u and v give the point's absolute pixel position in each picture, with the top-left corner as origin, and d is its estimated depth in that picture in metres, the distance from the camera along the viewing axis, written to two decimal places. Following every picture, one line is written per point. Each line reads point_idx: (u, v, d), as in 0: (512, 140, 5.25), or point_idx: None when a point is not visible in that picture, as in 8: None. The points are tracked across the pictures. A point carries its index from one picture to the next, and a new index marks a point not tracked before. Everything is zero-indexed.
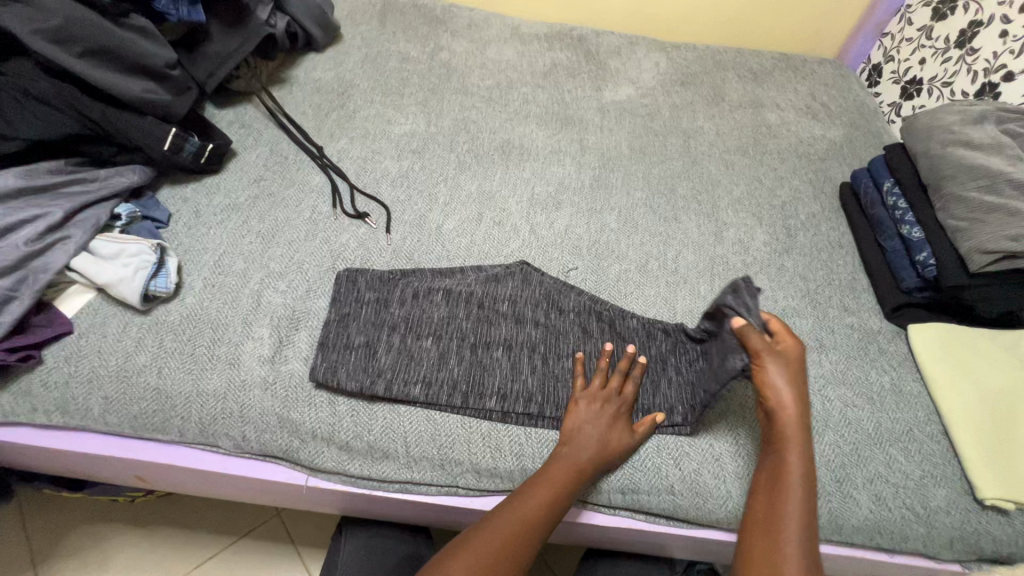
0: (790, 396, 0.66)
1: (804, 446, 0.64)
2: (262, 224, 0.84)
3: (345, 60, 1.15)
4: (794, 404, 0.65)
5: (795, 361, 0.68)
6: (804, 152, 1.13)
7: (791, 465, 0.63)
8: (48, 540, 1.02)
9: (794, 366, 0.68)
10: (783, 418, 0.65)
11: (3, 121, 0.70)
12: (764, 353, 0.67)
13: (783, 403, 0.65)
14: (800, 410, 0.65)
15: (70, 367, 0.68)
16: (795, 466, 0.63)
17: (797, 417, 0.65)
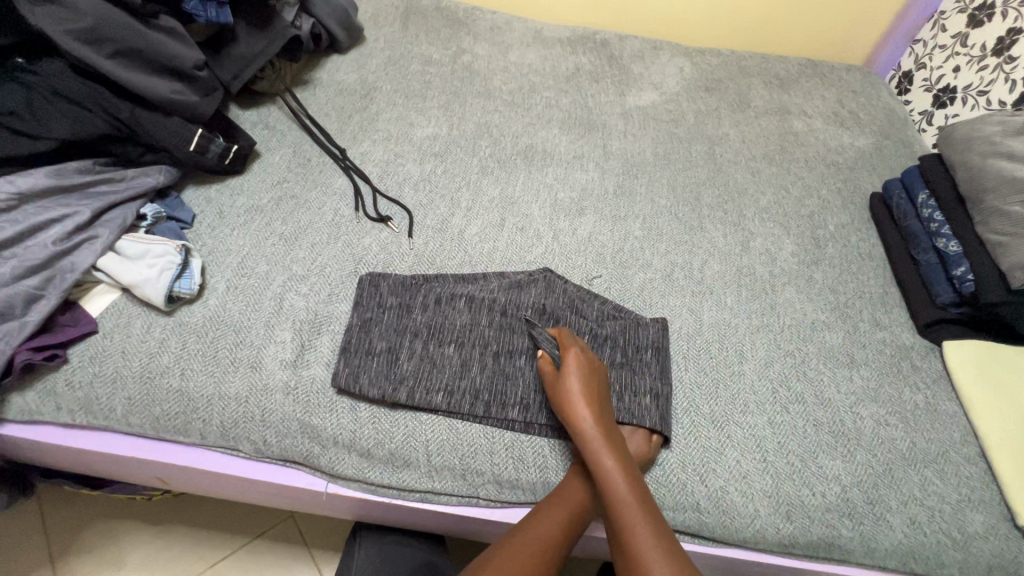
0: (586, 414, 0.64)
1: (626, 468, 0.62)
2: (285, 227, 0.84)
3: (369, 62, 1.15)
4: (594, 426, 0.64)
5: (590, 374, 0.68)
6: (833, 161, 1.11)
7: (613, 480, 0.61)
8: (65, 536, 1.03)
9: (587, 379, 0.67)
10: (583, 435, 0.64)
11: (35, 121, 0.70)
12: (558, 376, 0.67)
13: (580, 420, 0.64)
14: (596, 426, 0.64)
15: (95, 367, 0.68)
16: (614, 481, 0.61)
17: (597, 428, 0.64)
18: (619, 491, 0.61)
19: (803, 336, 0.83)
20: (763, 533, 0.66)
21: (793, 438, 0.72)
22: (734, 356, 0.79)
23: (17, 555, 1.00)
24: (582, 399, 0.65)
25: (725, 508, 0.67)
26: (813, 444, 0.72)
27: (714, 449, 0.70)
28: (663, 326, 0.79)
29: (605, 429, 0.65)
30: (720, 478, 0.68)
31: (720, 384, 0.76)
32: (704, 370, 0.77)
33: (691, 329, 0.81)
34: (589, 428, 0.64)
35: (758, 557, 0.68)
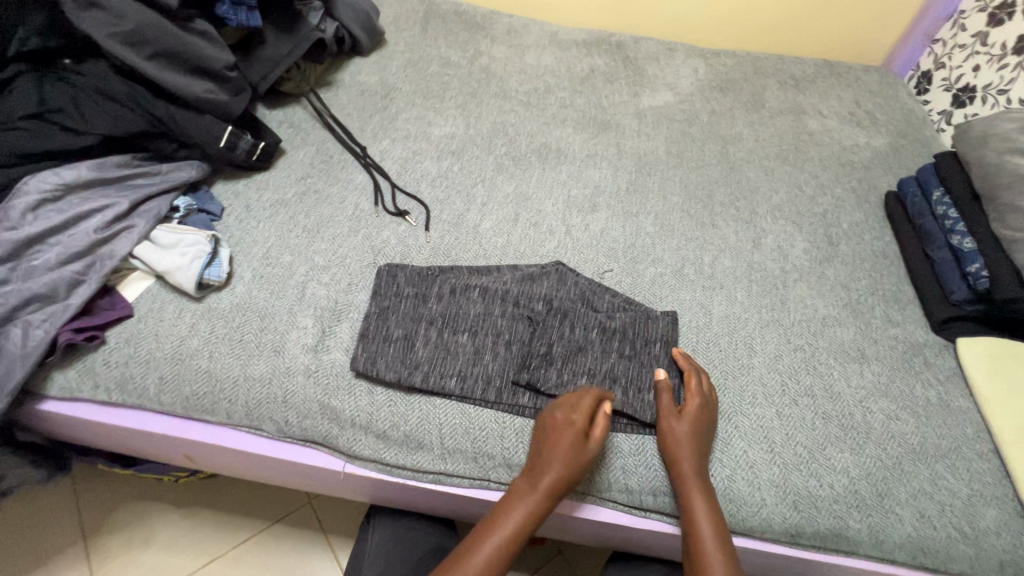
0: (687, 455, 0.66)
1: (710, 503, 0.64)
2: (308, 220, 0.88)
3: (389, 65, 1.19)
4: (694, 464, 0.66)
5: (704, 423, 0.69)
6: (848, 160, 1.11)
7: (700, 520, 0.63)
8: (96, 515, 1.08)
9: (700, 425, 0.68)
10: (681, 473, 0.66)
11: (80, 117, 0.75)
12: (666, 414, 0.70)
13: (680, 460, 0.66)
14: (695, 463, 0.66)
15: (130, 349, 0.72)
16: (700, 521, 0.63)
17: (696, 470, 0.66)
18: (702, 530, 0.62)
19: (813, 331, 0.83)
20: (768, 522, 0.67)
21: (801, 430, 0.72)
22: (744, 349, 0.80)
23: (51, 532, 1.05)
24: (689, 444, 0.67)
25: (732, 496, 0.68)
26: (821, 436, 0.72)
27: (722, 438, 0.71)
28: (674, 319, 0.81)
29: (705, 471, 0.67)
30: (726, 468, 0.69)
31: (729, 376, 0.77)
32: (712, 362, 0.78)
33: (701, 323, 0.83)
34: (687, 466, 0.66)
35: (764, 546, 0.69)
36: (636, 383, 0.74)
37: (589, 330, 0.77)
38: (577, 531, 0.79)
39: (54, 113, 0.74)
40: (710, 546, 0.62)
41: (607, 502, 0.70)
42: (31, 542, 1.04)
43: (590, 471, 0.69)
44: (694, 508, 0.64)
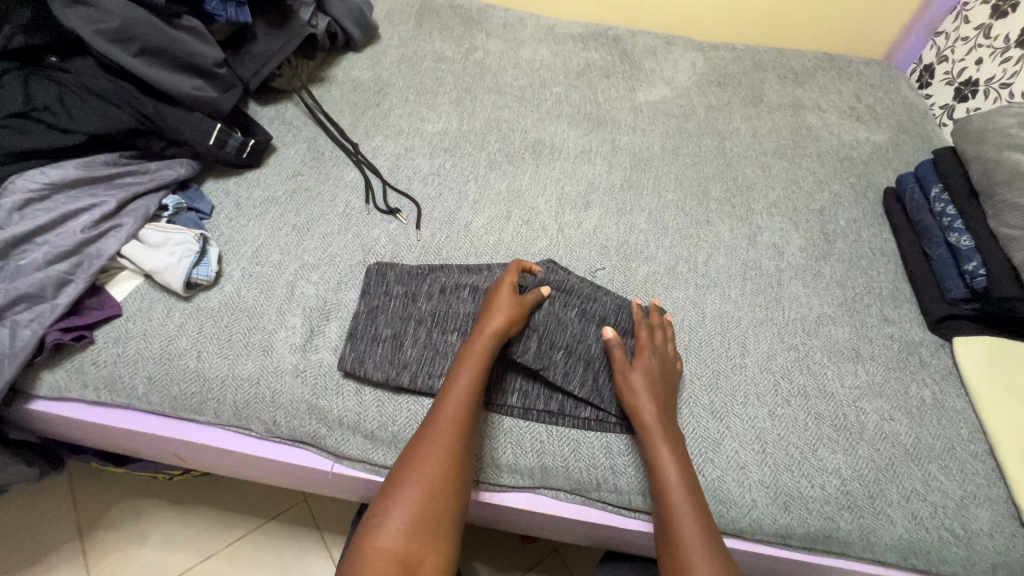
0: (648, 399, 0.68)
1: (673, 445, 0.65)
2: (298, 218, 0.87)
3: (383, 60, 1.18)
4: (653, 410, 0.67)
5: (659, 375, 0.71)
6: (846, 156, 1.09)
7: (664, 461, 0.64)
8: (92, 512, 1.09)
9: (652, 375, 0.71)
10: (642, 420, 0.67)
11: (66, 116, 0.75)
12: (623, 368, 0.72)
13: (638, 403, 0.68)
14: (656, 410, 0.67)
15: (118, 348, 0.72)
16: (663, 460, 0.64)
17: (656, 412, 0.67)
18: (667, 468, 0.63)
19: (807, 329, 0.82)
20: (758, 523, 0.67)
21: (792, 430, 0.72)
22: (737, 348, 0.79)
23: (48, 529, 1.06)
24: (644, 392, 0.69)
25: (722, 497, 0.67)
26: (813, 436, 0.71)
27: (714, 439, 0.71)
28: (665, 320, 0.80)
29: (666, 420, 0.68)
30: (718, 468, 0.69)
31: (721, 376, 0.76)
32: (705, 362, 0.78)
33: (693, 322, 0.82)
34: (648, 410, 0.67)
35: (755, 546, 0.69)
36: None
37: (578, 329, 0.77)
38: (569, 533, 0.78)
39: (40, 111, 0.74)
40: (675, 477, 0.63)
41: (598, 502, 0.70)
42: (29, 539, 1.05)
43: (579, 471, 0.69)
44: (657, 449, 0.65)
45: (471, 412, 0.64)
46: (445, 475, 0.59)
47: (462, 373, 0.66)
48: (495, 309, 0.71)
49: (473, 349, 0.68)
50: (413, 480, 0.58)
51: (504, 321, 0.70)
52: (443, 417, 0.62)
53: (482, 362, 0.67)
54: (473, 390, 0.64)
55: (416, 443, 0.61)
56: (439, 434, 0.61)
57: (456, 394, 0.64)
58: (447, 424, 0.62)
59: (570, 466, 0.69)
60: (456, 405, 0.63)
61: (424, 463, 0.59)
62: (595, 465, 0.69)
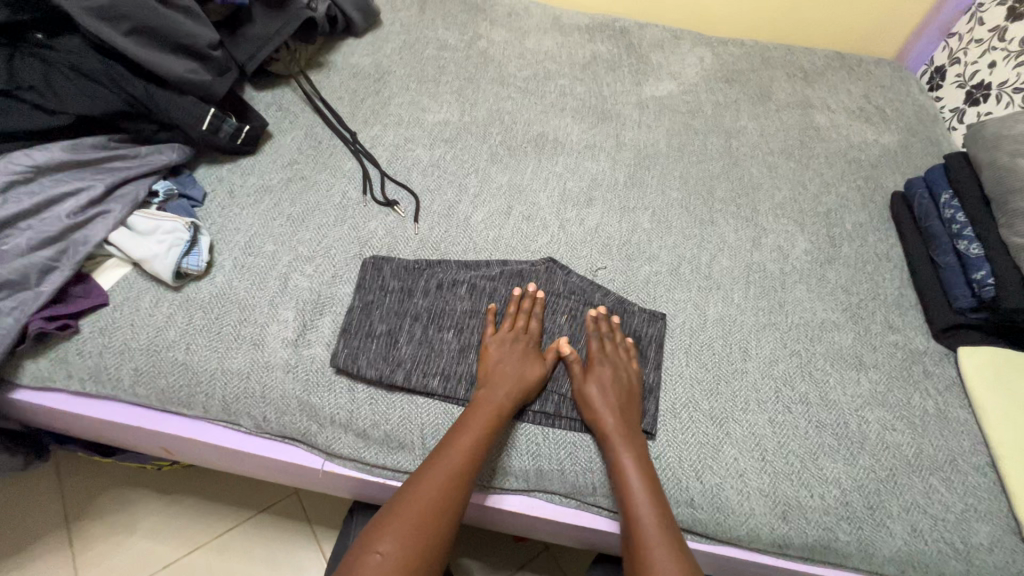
0: (608, 411, 0.67)
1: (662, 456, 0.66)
2: (293, 208, 0.85)
3: (383, 47, 1.14)
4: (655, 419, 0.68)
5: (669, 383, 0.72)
6: (854, 158, 1.07)
7: (629, 477, 0.63)
8: (79, 501, 1.07)
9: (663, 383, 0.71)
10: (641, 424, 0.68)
11: (54, 97, 0.72)
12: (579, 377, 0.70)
13: (601, 416, 0.67)
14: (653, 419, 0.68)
15: (104, 339, 0.70)
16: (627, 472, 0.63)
17: (620, 424, 0.66)
18: (631, 479, 0.63)
19: (811, 335, 0.81)
20: (756, 532, 0.66)
21: (793, 438, 0.70)
22: (738, 353, 0.78)
23: (33, 518, 1.05)
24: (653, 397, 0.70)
25: (720, 505, 0.66)
26: (814, 445, 0.70)
27: (712, 445, 0.69)
28: (664, 324, 0.79)
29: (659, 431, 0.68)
30: (717, 475, 0.67)
31: (721, 381, 0.75)
32: (705, 366, 0.76)
33: (695, 324, 0.80)
34: (612, 424, 0.66)
35: (751, 555, 0.68)
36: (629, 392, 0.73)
37: (575, 331, 0.76)
38: (563, 536, 0.77)
39: (24, 90, 0.71)
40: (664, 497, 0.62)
41: (592, 507, 0.69)
42: (14, 527, 1.04)
43: (575, 475, 0.67)
44: (621, 461, 0.64)
45: (474, 462, 0.62)
46: (437, 523, 0.58)
47: (472, 421, 0.64)
48: (514, 368, 0.69)
49: (486, 401, 0.66)
50: (400, 522, 0.57)
51: (524, 374, 0.69)
52: (442, 459, 0.61)
53: (493, 422, 0.65)
54: (480, 438, 0.63)
55: (411, 483, 0.60)
56: (433, 480, 0.60)
57: (461, 447, 0.62)
58: (442, 474, 0.60)
59: (566, 470, 0.67)
60: (458, 451, 0.62)
61: (416, 508, 0.58)
62: (591, 470, 0.67)
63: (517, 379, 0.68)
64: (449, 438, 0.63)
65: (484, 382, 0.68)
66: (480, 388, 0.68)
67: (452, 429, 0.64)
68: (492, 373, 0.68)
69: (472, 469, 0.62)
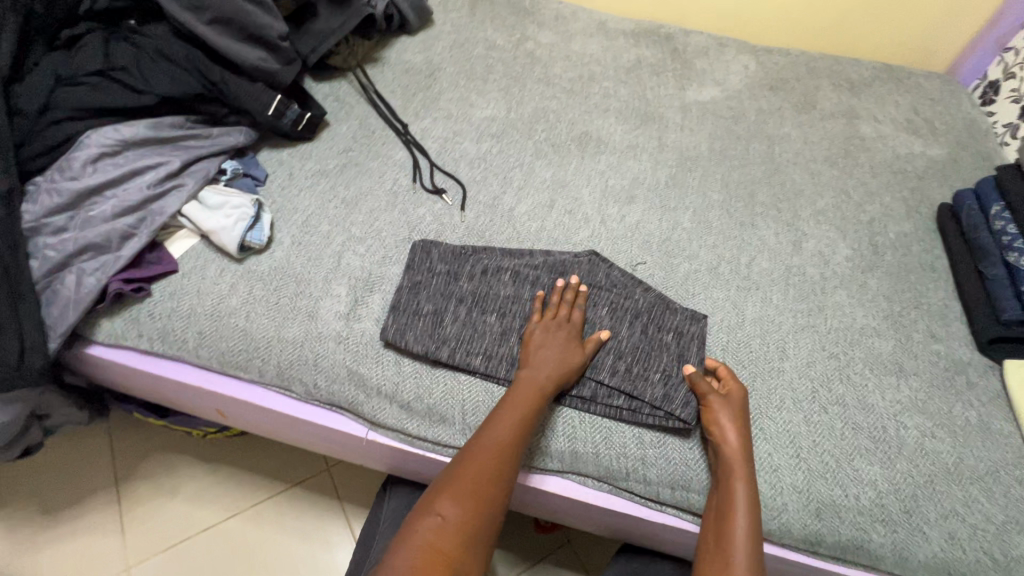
0: (736, 438, 0.66)
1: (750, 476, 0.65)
2: (347, 192, 0.89)
3: (435, 45, 1.19)
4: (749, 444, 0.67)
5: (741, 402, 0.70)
6: (900, 169, 1.06)
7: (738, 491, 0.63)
8: (128, 461, 1.14)
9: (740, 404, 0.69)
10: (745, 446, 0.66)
11: (141, 78, 0.79)
12: (710, 396, 0.69)
13: (728, 443, 0.66)
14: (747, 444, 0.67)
15: (173, 302, 0.75)
16: (737, 493, 0.63)
17: (743, 454, 0.65)
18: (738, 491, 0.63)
19: (850, 339, 0.81)
20: (787, 528, 0.66)
21: (829, 438, 0.71)
22: (775, 352, 0.78)
23: (86, 474, 1.11)
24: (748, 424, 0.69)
25: None
26: (850, 446, 0.70)
27: None
28: (705, 324, 0.79)
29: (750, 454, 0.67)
30: None
31: (757, 378, 0.76)
32: (742, 363, 0.77)
33: (733, 322, 0.81)
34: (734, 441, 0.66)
35: (780, 551, 0.69)
36: (674, 378, 0.72)
37: (615, 323, 0.77)
38: (592, 522, 0.79)
39: (117, 71, 0.78)
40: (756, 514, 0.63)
41: (625, 492, 0.71)
42: (69, 481, 1.10)
43: (610, 459, 0.69)
44: (733, 481, 0.64)
45: (521, 437, 0.65)
46: (489, 490, 0.61)
47: (516, 400, 0.66)
48: (556, 354, 0.70)
49: (528, 382, 0.68)
50: (455, 490, 0.60)
51: (566, 363, 0.70)
52: (491, 434, 0.64)
53: (537, 402, 0.67)
54: (527, 415, 0.65)
55: (462, 456, 0.63)
56: (483, 453, 0.62)
57: (506, 423, 0.65)
58: (492, 447, 0.63)
59: (601, 453, 0.69)
60: (506, 429, 0.64)
61: (470, 479, 0.61)
62: (625, 455, 0.69)
63: (558, 365, 0.69)
64: (495, 416, 0.66)
65: (527, 366, 0.70)
66: (523, 370, 0.70)
67: (499, 407, 0.66)
68: (538, 358, 0.70)
69: (518, 443, 0.64)
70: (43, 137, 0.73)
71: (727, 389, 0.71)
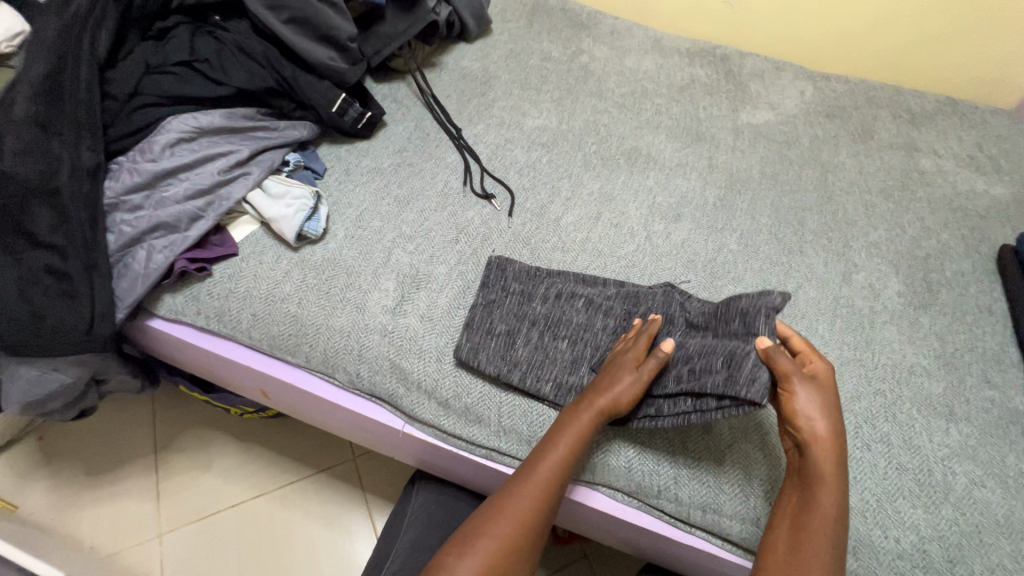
0: (826, 437, 0.61)
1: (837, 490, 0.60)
2: (400, 191, 0.92)
3: (492, 53, 1.22)
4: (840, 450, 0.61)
5: (830, 396, 0.63)
6: (960, 206, 1.03)
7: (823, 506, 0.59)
8: (168, 432, 1.19)
9: (829, 399, 0.63)
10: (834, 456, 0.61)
11: (222, 70, 0.83)
12: (794, 377, 0.62)
13: (818, 437, 0.61)
14: (834, 450, 0.61)
15: (230, 284, 0.79)
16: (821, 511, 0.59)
17: (833, 459, 0.60)
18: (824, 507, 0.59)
19: (898, 377, 0.78)
20: None
21: (871, 476, 0.69)
22: None
23: (129, 441, 1.17)
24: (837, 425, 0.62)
25: None
26: (893, 487, 0.68)
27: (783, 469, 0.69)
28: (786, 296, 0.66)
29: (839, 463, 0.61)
30: None
31: None
32: None
33: None
34: (824, 450, 0.61)
35: None
36: (738, 359, 0.62)
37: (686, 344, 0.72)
38: (616, 537, 0.78)
39: (200, 62, 0.83)
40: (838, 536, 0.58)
41: (654, 510, 0.70)
42: (113, 446, 1.16)
43: (642, 475, 0.69)
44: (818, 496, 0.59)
45: (563, 478, 0.63)
46: (526, 531, 0.60)
47: (565, 436, 0.64)
48: (611, 373, 0.67)
49: (580, 413, 0.65)
50: (489, 529, 0.60)
51: (618, 378, 0.65)
52: (534, 474, 0.62)
53: (585, 438, 0.64)
54: (573, 455, 0.63)
55: (503, 492, 0.63)
56: (523, 493, 0.62)
57: (550, 460, 0.63)
58: (533, 486, 0.62)
59: (633, 469, 0.69)
60: (549, 469, 0.63)
61: (506, 518, 0.60)
62: (658, 473, 0.69)
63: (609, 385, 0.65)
64: (541, 452, 0.64)
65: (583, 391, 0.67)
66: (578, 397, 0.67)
67: (546, 439, 0.65)
68: (592, 389, 0.67)
69: (555, 493, 0.62)
70: (129, 121, 0.79)
71: (812, 370, 0.64)
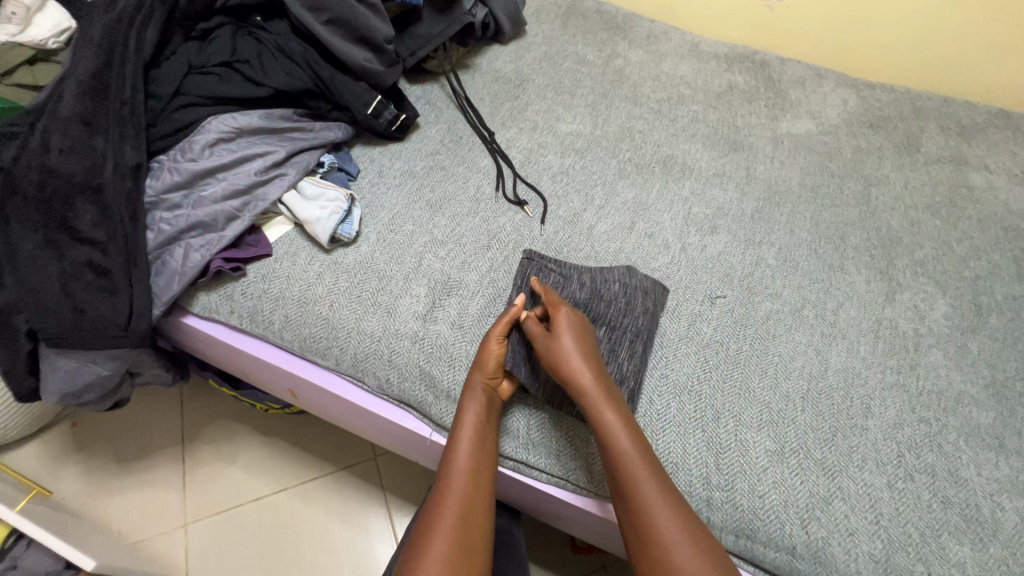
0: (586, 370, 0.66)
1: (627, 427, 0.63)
2: (432, 194, 0.91)
3: (526, 56, 1.20)
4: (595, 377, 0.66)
5: (575, 327, 0.70)
6: (1013, 225, 0.98)
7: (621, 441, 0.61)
8: (195, 424, 1.21)
9: (578, 332, 0.70)
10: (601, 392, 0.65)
11: (262, 71, 0.84)
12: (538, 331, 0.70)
13: (579, 376, 0.65)
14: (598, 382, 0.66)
15: (264, 284, 0.79)
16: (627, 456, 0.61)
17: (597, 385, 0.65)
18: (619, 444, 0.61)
19: (944, 406, 0.75)
20: None
21: (914, 509, 0.66)
22: (859, 409, 0.74)
23: (158, 431, 1.19)
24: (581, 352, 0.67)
25: (825, 561, 0.64)
26: (938, 521, 0.65)
27: (822, 497, 0.67)
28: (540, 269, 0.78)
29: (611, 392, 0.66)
30: (823, 529, 0.65)
31: (838, 434, 0.72)
32: (822, 415, 0.73)
33: (813, 368, 0.78)
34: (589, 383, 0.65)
35: None
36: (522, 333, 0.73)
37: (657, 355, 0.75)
38: None
39: (241, 63, 0.84)
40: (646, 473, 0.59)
41: None
42: (142, 435, 1.19)
43: None
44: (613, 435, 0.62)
45: (477, 471, 0.63)
46: (469, 540, 0.58)
47: (462, 433, 0.65)
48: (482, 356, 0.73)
49: (466, 406, 0.67)
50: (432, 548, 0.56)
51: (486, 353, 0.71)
52: (453, 479, 0.62)
53: (478, 429, 0.66)
54: (472, 448, 0.64)
55: (430, 511, 0.60)
56: (448, 500, 0.60)
57: (462, 459, 0.64)
58: (455, 490, 0.61)
59: None
60: (459, 469, 0.63)
61: (440, 533, 0.57)
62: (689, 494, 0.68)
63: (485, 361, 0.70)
64: (449, 457, 0.64)
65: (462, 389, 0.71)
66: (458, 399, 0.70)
67: (447, 446, 0.65)
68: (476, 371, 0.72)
69: (472, 484, 0.62)
70: (169, 119, 0.80)
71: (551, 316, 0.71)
